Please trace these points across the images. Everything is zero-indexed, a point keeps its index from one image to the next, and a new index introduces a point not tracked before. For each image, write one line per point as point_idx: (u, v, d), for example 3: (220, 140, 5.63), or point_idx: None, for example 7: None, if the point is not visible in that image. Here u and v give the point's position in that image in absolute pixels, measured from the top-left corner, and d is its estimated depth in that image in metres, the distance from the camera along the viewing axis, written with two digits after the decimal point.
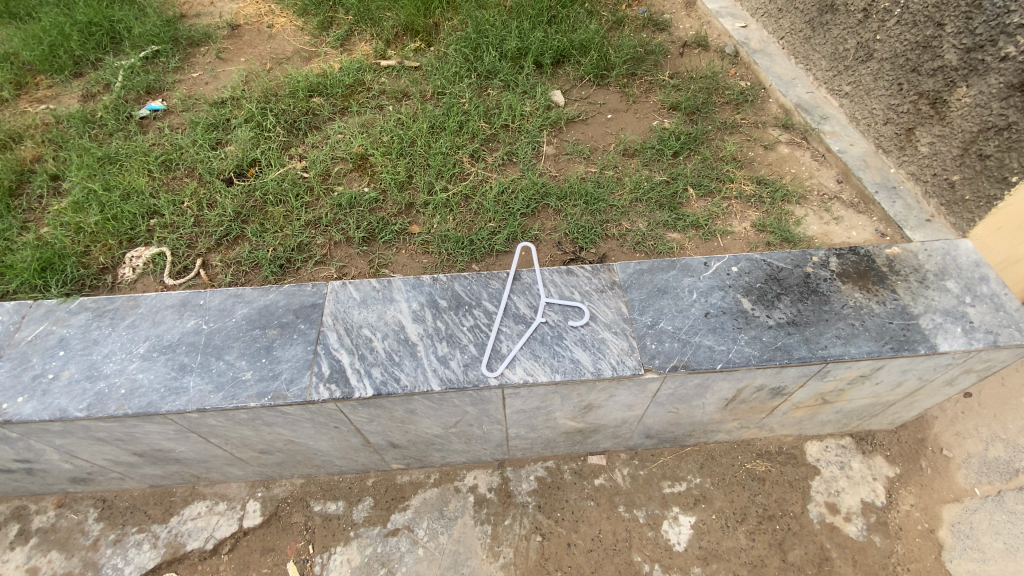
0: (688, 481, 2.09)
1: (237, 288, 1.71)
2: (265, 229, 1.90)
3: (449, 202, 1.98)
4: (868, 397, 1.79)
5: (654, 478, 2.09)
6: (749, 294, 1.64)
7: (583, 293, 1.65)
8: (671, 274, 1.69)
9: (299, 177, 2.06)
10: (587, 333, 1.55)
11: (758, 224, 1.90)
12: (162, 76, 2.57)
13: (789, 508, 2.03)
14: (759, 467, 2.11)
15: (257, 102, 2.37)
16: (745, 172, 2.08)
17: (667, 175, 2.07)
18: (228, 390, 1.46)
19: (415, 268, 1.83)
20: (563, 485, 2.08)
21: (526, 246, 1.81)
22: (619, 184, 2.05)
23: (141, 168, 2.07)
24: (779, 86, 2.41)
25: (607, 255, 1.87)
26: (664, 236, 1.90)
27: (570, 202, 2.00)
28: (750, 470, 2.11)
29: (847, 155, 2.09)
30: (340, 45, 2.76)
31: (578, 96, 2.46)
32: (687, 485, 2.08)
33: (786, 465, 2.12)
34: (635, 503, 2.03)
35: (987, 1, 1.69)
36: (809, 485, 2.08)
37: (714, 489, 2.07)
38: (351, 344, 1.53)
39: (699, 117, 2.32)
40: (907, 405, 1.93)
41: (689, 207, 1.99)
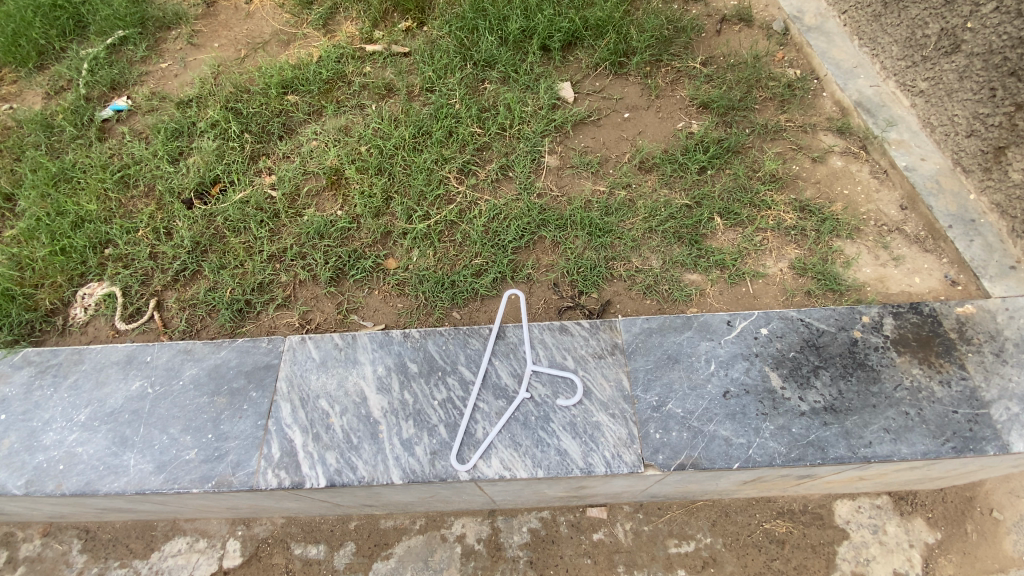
0: (697, 540, 1.83)
1: (188, 341, 1.54)
2: (224, 265, 1.70)
3: (430, 233, 1.68)
4: (919, 473, 1.43)
5: (658, 535, 1.85)
6: (779, 367, 1.35)
7: (577, 360, 1.38)
8: (686, 336, 1.40)
9: (265, 198, 1.83)
10: (578, 415, 1.31)
11: (798, 266, 1.57)
12: (128, 69, 2.33)
13: None
14: (778, 528, 1.85)
15: (226, 102, 2.12)
16: (787, 195, 1.73)
17: (689, 199, 1.70)
18: (170, 472, 1.32)
19: (388, 314, 1.59)
20: (557, 538, 1.86)
21: (515, 291, 1.54)
22: (632, 209, 1.68)
23: (96, 187, 1.91)
24: (837, 76, 1.99)
25: (613, 301, 1.55)
26: (682, 278, 1.57)
27: (572, 232, 1.65)
28: (768, 531, 1.84)
29: (916, 174, 1.73)
30: (323, 25, 2.43)
31: (591, 88, 2.07)
32: (695, 545, 1.83)
33: (809, 527, 1.85)
34: (636, 564, 1.79)
35: None
36: (834, 551, 1.79)
37: (725, 551, 1.81)
38: (306, 420, 1.35)
39: (735, 118, 1.93)
40: (966, 475, 1.55)
41: (714, 241, 1.64)
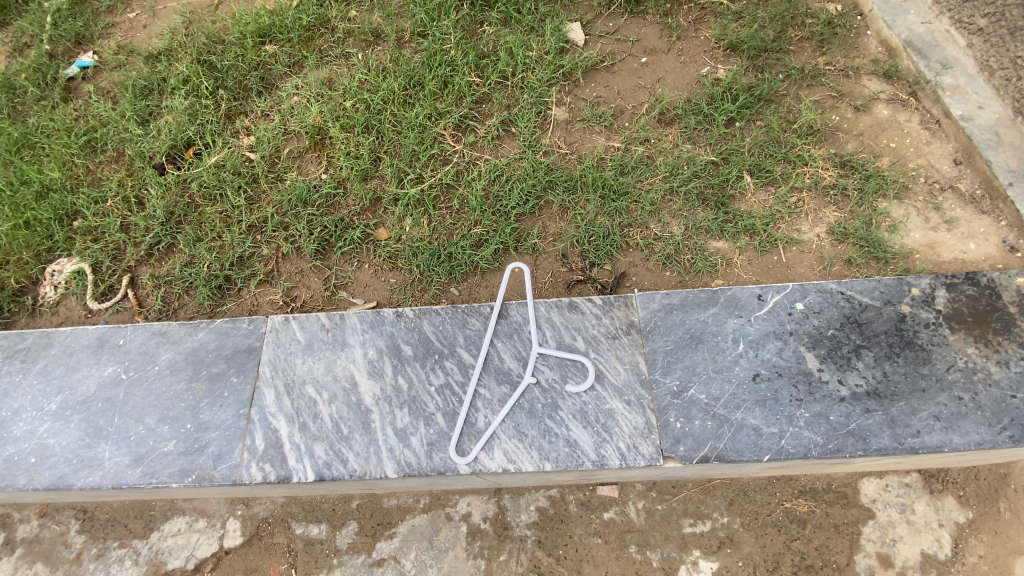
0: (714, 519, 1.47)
1: (164, 322, 1.42)
2: (200, 237, 1.55)
3: (424, 199, 1.51)
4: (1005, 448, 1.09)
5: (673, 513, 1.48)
6: (816, 347, 1.20)
7: (589, 340, 1.24)
8: (711, 313, 1.24)
9: (243, 162, 1.66)
10: (590, 402, 1.18)
11: (837, 231, 1.40)
12: (94, 20, 2.12)
13: (832, 559, 1.43)
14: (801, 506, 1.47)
15: (199, 54, 1.91)
16: (825, 150, 1.53)
17: (715, 155, 1.51)
18: (147, 466, 1.23)
19: (380, 290, 1.45)
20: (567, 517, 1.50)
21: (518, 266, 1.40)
22: (650, 167, 1.50)
23: (62, 154, 1.75)
24: (884, 11, 1.72)
25: (628, 273, 1.40)
26: (706, 246, 1.41)
27: (582, 195, 1.48)
28: (790, 510, 1.47)
29: (972, 125, 1.52)
30: None
31: (604, 29, 1.82)
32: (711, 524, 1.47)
33: (834, 505, 1.48)
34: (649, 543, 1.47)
35: None
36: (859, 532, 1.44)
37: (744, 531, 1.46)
38: (291, 409, 1.23)
39: (767, 62, 1.69)
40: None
41: (743, 203, 1.46)
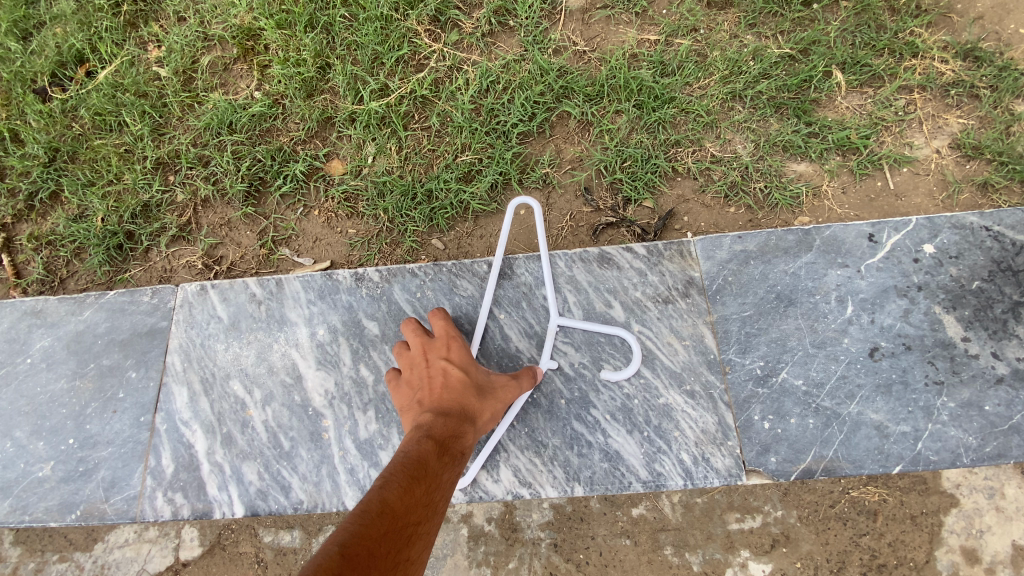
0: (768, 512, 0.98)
1: (41, 297, 1.04)
2: (93, 181, 1.15)
3: (392, 117, 1.10)
4: None
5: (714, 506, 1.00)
6: (958, 308, 0.84)
7: (630, 308, 0.88)
8: (804, 263, 0.87)
9: (149, 79, 1.23)
10: (635, 397, 0.84)
11: (963, 143, 1.01)
12: None
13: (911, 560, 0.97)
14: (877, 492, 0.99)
15: None
16: (941, 35, 1.11)
17: (792, 46, 1.09)
18: (17, 497, 0.88)
19: (336, 246, 1.06)
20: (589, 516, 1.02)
21: (523, 201, 0.98)
22: (703, 64, 1.09)
23: None
24: None
25: (677, 212, 1.01)
26: (784, 170, 1.02)
27: (611, 104, 1.07)
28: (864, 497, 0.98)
29: None
30: None
31: None
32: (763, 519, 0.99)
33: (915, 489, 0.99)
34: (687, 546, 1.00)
35: None
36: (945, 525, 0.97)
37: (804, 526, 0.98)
38: (209, 416, 0.88)
39: None
40: None
41: (832, 111, 1.06)
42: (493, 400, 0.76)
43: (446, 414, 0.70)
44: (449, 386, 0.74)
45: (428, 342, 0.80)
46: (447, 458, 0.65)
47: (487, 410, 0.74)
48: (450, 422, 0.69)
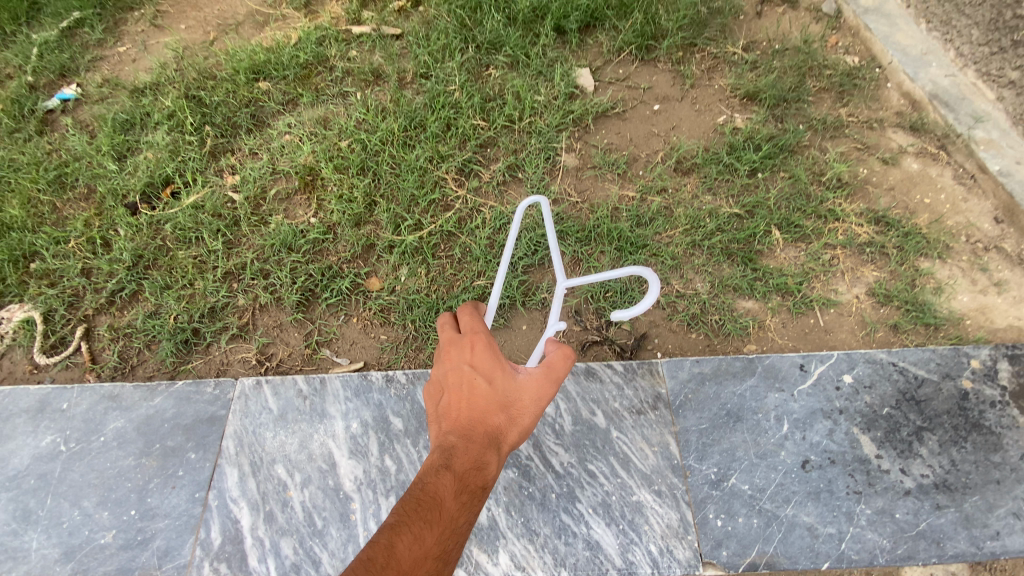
0: None
1: (117, 383, 1.22)
2: (170, 284, 1.39)
3: (422, 246, 1.38)
4: None
5: None
6: (871, 429, 1.04)
7: (611, 417, 1.09)
8: (748, 386, 1.10)
9: (225, 203, 1.51)
10: (613, 494, 1.01)
11: (879, 293, 1.26)
12: (84, 56, 2.06)
13: None
14: None
15: (187, 89, 1.81)
16: (857, 204, 1.41)
17: (739, 207, 1.40)
18: (79, 562, 1.01)
19: (368, 349, 1.28)
20: None
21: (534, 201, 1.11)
22: (669, 218, 1.38)
23: (26, 190, 1.59)
24: (905, 65, 1.66)
25: (649, 335, 1.24)
26: (735, 306, 1.27)
27: (597, 246, 1.36)
28: None
29: (1013, 180, 1.42)
30: (306, 6, 2.09)
31: (613, 76, 1.74)
32: None
33: None
34: None
35: None
36: None
37: None
38: (255, 495, 1.04)
39: (789, 113, 1.60)
40: None
41: (772, 259, 1.33)
42: (518, 413, 0.80)
43: (468, 446, 0.76)
44: (474, 403, 0.79)
45: (456, 345, 0.84)
46: (466, 495, 0.72)
47: (511, 431, 0.78)
48: (473, 457, 0.75)
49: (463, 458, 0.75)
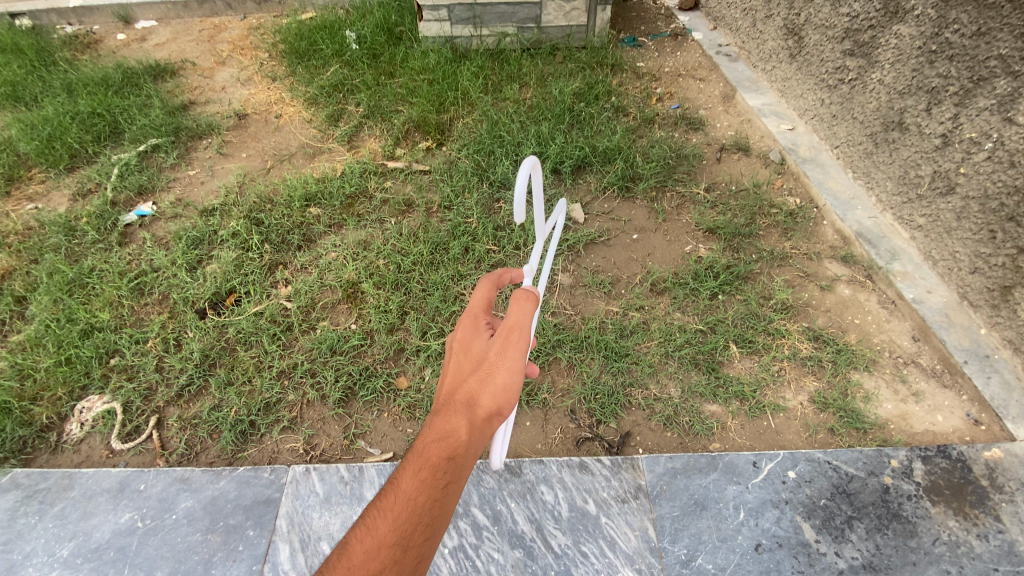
0: None
1: (186, 467, 1.46)
2: (232, 380, 1.66)
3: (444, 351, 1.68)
4: None
5: None
6: (811, 517, 1.29)
7: (600, 503, 1.32)
8: (711, 479, 1.36)
9: (280, 311, 1.83)
10: (602, 571, 1.23)
11: (818, 400, 1.54)
12: (157, 176, 2.42)
13: None
14: None
15: (249, 210, 2.18)
16: (799, 324, 1.73)
17: (703, 324, 1.72)
18: None
19: (397, 440, 1.52)
20: None
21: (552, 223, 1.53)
22: (646, 332, 1.71)
23: (110, 294, 1.90)
24: (836, 207, 2.04)
25: (632, 432, 1.51)
26: (701, 409, 1.55)
27: (587, 353, 1.66)
28: None
29: (925, 308, 1.71)
30: (348, 142, 2.52)
31: (600, 209, 2.15)
32: None
33: None
34: None
35: None
36: None
37: None
38: (303, 568, 1.24)
39: (743, 244, 1.97)
40: None
41: (730, 369, 1.63)
42: (490, 374, 0.98)
43: (432, 429, 0.96)
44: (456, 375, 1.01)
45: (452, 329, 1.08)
46: (426, 470, 0.91)
47: (482, 392, 0.97)
48: (434, 437, 0.94)
49: (427, 441, 0.95)
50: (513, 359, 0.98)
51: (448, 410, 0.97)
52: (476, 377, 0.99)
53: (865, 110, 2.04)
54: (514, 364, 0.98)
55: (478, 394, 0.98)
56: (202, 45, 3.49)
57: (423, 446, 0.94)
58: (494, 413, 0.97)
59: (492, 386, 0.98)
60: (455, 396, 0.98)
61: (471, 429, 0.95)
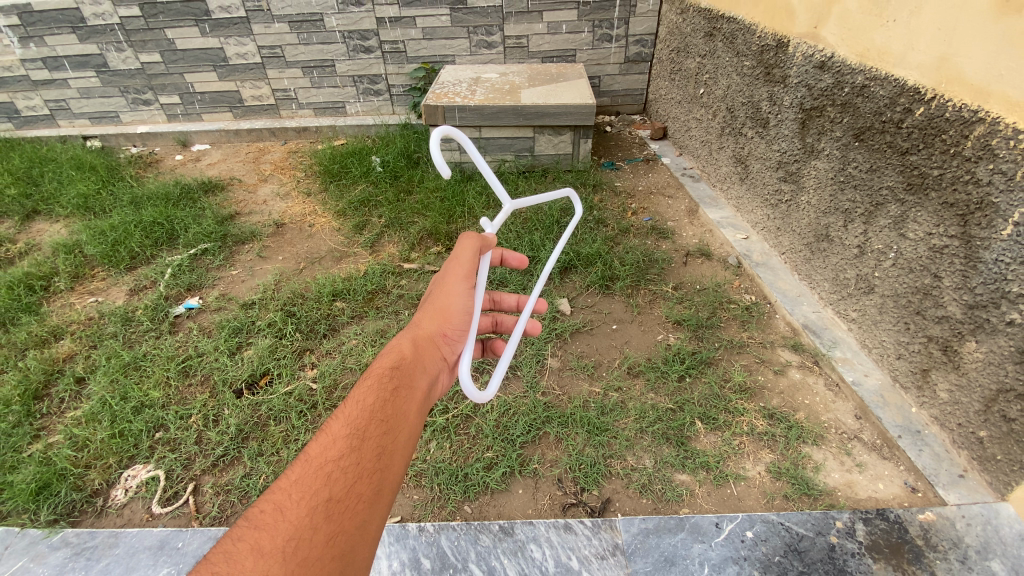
0: None
1: (218, 528, 1.66)
2: (262, 451, 1.90)
3: (448, 425, 1.94)
4: None
5: None
6: (767, 572, 1.46)
7: (582, 560, 1.51)
8: (679, 538, 1.56)
9: (307, 391, 2.11)
10: None
11: (774, 469, 1.76)
12: (205, 274, 2.82)
13: None
14: None
15: (284, 304, 2.54)
16: (756, 403, 2.00)
17: (672, 403, 2.00)
18: None
19: (404, 505, 1.73)
20: None
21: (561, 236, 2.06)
22: (624, 410, 1.98)
23: (160, 375, 2.19)
24: (784, 302, 2.40)
25: (612, 498, 1.72)
26: (673, 478, 1.76)
27: (573, 428, 1.92)
28: None
29: (862, 388, 1.99)
30: (370, 246, 2.97)
31: (584, 303, 2.53)
32: None
33: None
34: None
35: (943, 270, 1.75)
36: None
37: None
38: None
39: (706, 334, 2.30)
40: None
41: (697, 442, 1.87)
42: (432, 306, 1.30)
43: (383, 356, 1.21)
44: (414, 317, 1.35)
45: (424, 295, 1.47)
46: (376, 380, 1.12)
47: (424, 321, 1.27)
48: (384, 360, 1.18)
49: (378, 364, 1.18)
50: (449, 292, 1.31)
51: (397, 342, 1.24)
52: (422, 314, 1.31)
53: (801, 225, 2.49)
54: (446, 296, 1.30)
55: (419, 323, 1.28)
56: (248, 166, 4.11)
57: (374, 368, 1.17)
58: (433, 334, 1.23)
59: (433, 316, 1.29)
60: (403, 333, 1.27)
61: (415, 345, 1.23)
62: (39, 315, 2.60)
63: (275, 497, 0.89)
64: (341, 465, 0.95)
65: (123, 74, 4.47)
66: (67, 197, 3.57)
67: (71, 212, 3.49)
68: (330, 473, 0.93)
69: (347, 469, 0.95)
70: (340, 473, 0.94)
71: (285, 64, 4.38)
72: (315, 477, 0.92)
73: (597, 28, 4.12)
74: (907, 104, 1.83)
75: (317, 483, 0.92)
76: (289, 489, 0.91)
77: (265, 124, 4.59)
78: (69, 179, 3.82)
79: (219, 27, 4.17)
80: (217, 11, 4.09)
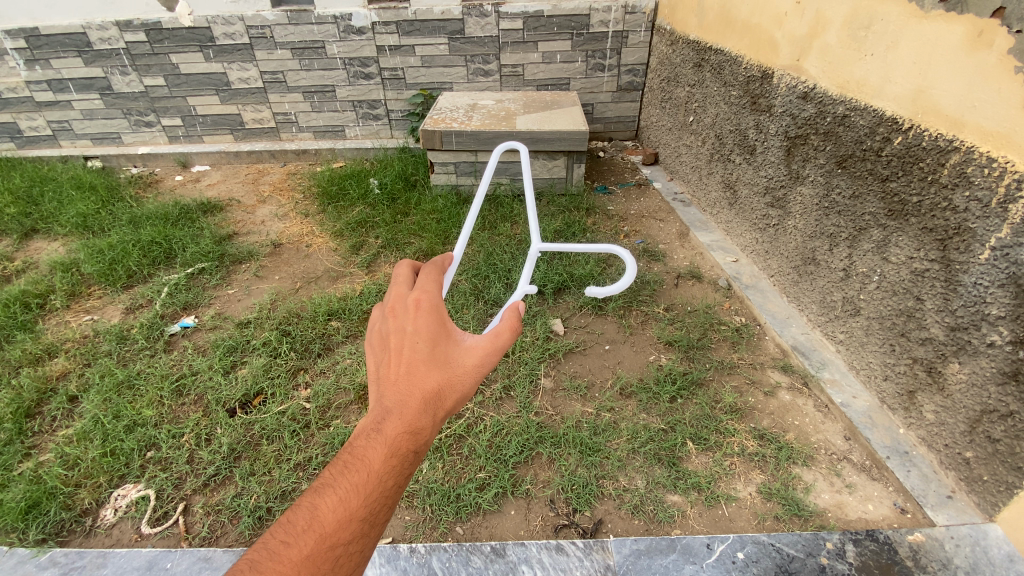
0: None
1: (208, 548, 1.65)
2: (253, 471, 1.90)
3: (440, 445, 1.94)
4: None
5: None
6: None
7: None
8: (671, 558, 1.56)
9: (300, 410, 2.11)
10: None
11: (765, 490, 1.77)
12: (202, 293, 2.84)
13: None
14: None
15: (280, 323, 2.56)
16: (746, 424, 2.02)
17: (664, 423, 2.01)
18: None
19: (396, 526, 1.72)
20: None
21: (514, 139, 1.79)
22: (616, 430, 1.99)
23: (154, 394, 2.19)
24: (774, 324, 2.44)
25: (604, 519, 1.72)
26: (664, 498, 1.77)
27: (565, 448, 1.93)
28: None
29: (851, 409, 2.01)
30: (366, 266, 3.01)
31: (577, 324, 2.56)
32: None
33: None
34: None
35: (925, 292, 1.79)
36: None
37: None
38: None
39: (696, 355, 2.33)
40: None
41: (689, 463, 1.88)
42: (463, 371, 1.07)
43: (399, 418, 0.99)
44: (428, 356, 1.05)
45: (434, 303, 1.11)
46: (395, 459, 0.97)
47: (452, 391, 1.05)
48: (403, 426, 0.99)
49: (397, 428, 0.98)
50: (481, 374, 1.09)
51: (413, 401, 1.01)
52: (445, 370, 1.06)
53: (788, 248, 2.55)
54: (482, 376, 1.09)
55: (443, 393, 1.04)
56: (247, 186, 4.17)
57: (394, 435, 0.97)
58: (450, 415, 1.06)
59: (458, 388, 1.06)
60: (422, 390, 1.02)
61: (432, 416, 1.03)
62: (34, 333, 2.61)
63: (282, 569, 0.83)
64: (347, 551, 0.90)
65: (127, 96, 4.56)
66: (66, 216, 3.60)
67: (69, 230, 3.52)
68: (336, 559, 0.88)
69: (353, 555, 0.90)
70: (346, 558, 0.89)
71: (287, 88, 4.48)
72: (323, 560, 0.87)
73: (590, 58, 4.26)
74: (886, 133, 1.91)
75: (324, 566, 0.86)
76: (297, 565, 0.84)
77: (266, 146, 4.67)
78: (70, 198, 3.85)
79: (223, 53, 4.28)
80: (222, 37, 4.21)
